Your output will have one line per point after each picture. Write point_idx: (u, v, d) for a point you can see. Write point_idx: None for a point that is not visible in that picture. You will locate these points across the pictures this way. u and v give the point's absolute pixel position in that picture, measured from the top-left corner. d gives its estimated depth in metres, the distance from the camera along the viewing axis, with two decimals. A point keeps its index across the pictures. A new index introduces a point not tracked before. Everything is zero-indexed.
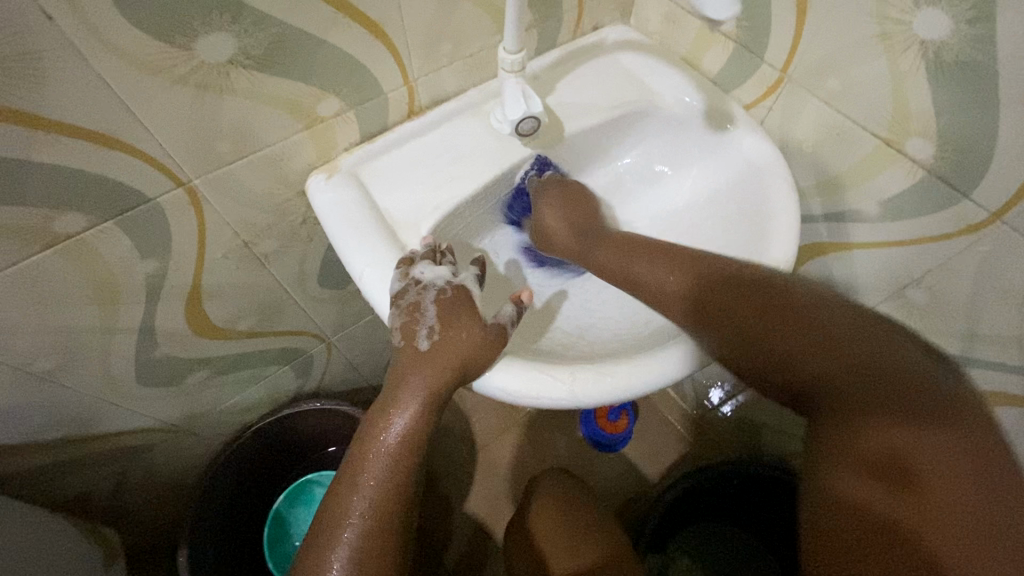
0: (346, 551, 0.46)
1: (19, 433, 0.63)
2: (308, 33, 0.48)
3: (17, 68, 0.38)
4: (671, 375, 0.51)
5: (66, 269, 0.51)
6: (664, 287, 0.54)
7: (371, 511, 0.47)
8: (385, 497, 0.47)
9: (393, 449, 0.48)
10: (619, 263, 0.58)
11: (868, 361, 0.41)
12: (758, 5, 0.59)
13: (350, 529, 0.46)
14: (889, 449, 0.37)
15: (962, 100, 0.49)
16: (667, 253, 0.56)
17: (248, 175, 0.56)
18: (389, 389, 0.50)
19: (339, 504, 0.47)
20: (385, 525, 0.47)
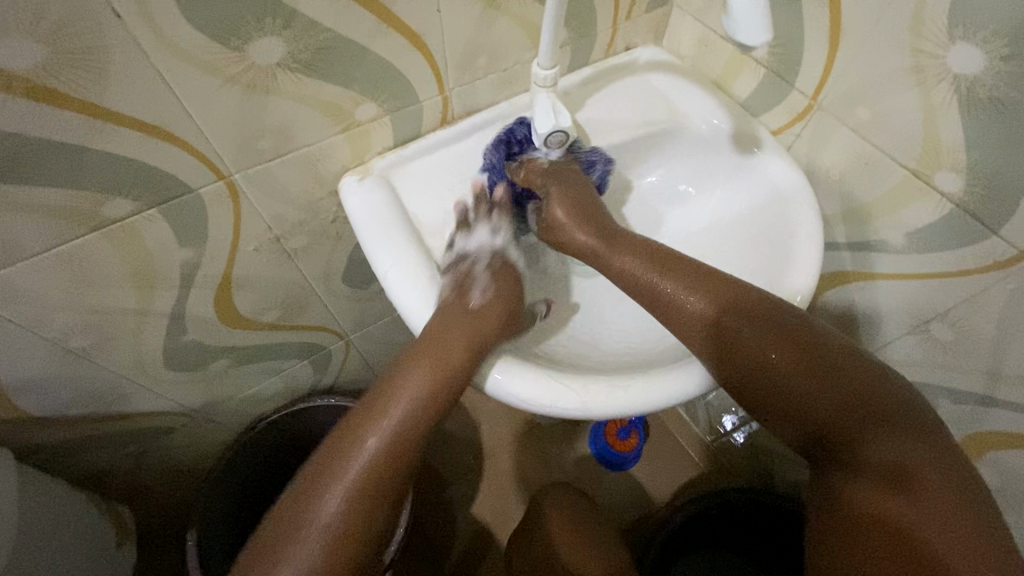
0: (349, 479, 0.47)
1: (50, 406, 0.66)
2: (353, 41, 0.50)
3: (84, 61, 0.41)
4: (684, 394, 0.51)
5: (110, 252, 0.54)
6: (688, 311, 0.51)
7: (382, 450, 0.48)
8: (399, 439, 0.48)
9: (420, 396, 0.49)
10: (632, 273, 0.55)
11: (873, 388, 0.44)
12: (792, 33, 0.60)
13: (359, 460, 0.48)
14: (896, 463, 0.42)
15: (994, 136, 0.49)
16: (674, 268, 0.53)
17: (286, 172, 0.58)
18: (433, 336, 0.51)
19: (355, 435, 0.49)
20: (391, 466, 0.48)
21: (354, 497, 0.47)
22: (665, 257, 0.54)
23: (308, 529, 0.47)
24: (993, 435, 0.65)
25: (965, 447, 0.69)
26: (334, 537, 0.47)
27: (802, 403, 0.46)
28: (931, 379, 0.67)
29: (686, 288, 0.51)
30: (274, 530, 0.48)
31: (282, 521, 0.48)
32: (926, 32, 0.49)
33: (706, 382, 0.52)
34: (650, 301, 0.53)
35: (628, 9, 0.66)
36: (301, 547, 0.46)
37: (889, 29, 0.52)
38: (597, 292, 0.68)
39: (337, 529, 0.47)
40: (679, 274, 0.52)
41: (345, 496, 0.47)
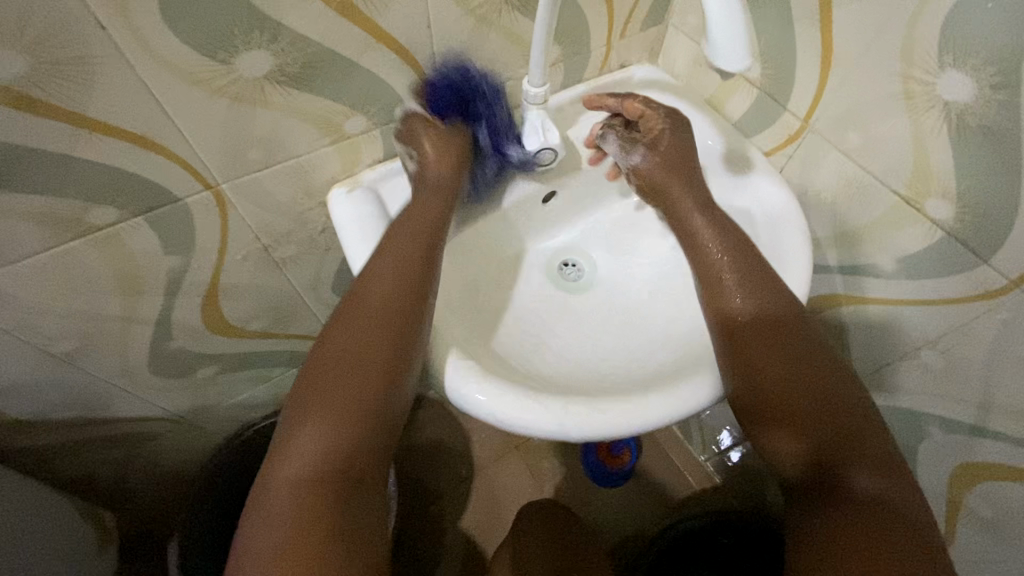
0: (375, 316, 0.48)
1: (33, 410, 0.66)
2: (341, 55, 0.51)
3: (68, 71, 0.41)
4: (665, 418, 0.51)
5: (94, 258, 0.54)
6: (734, 302, 0.52)
7: (400, 284, 0.50)
8: (412, 273, 0.50)
9: (424, 237, 0.53)
10: (706, 255, 0.56)
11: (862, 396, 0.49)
12: (784, 55, 0.60)
13: (378, 299, 0.49)
14: (882, 455, 0.45)
15: (985, 164, 0.48)
16: (738, 257, 0.54)
17: (274, 183, 0.58)
18: (415, 208, 0.55)
19: (369, 283, 0.50)
20: (410, 299, 0.49)
21: (383, 329, 0.47)
22: (743, 248, 0.55)
23: (340, 367, 0.45)
24: (983, 466, 0.64)
25: (957, 476, 0.68)
26: (371, 371, 0.45)
27: (810, 395, 0.48)
28: (923, 406, 0.66)
29: (741, 281, 0.53)
30: (306, 386, 0.45)
31: (313, 374, 0.46)
32: (917, 58, 0.49)
33: (689, 407, 0.51)
34: (705, 285, 0.55)
35: (622, 27, 0.66)
36: (339, 384, 0.45)
37: (880, 54, 0.52)
38: (586, 310, 0.67)
39: (370, 363, 0.46)
40: (738, 262, 0.54)
41: (357, 317, 0.48)
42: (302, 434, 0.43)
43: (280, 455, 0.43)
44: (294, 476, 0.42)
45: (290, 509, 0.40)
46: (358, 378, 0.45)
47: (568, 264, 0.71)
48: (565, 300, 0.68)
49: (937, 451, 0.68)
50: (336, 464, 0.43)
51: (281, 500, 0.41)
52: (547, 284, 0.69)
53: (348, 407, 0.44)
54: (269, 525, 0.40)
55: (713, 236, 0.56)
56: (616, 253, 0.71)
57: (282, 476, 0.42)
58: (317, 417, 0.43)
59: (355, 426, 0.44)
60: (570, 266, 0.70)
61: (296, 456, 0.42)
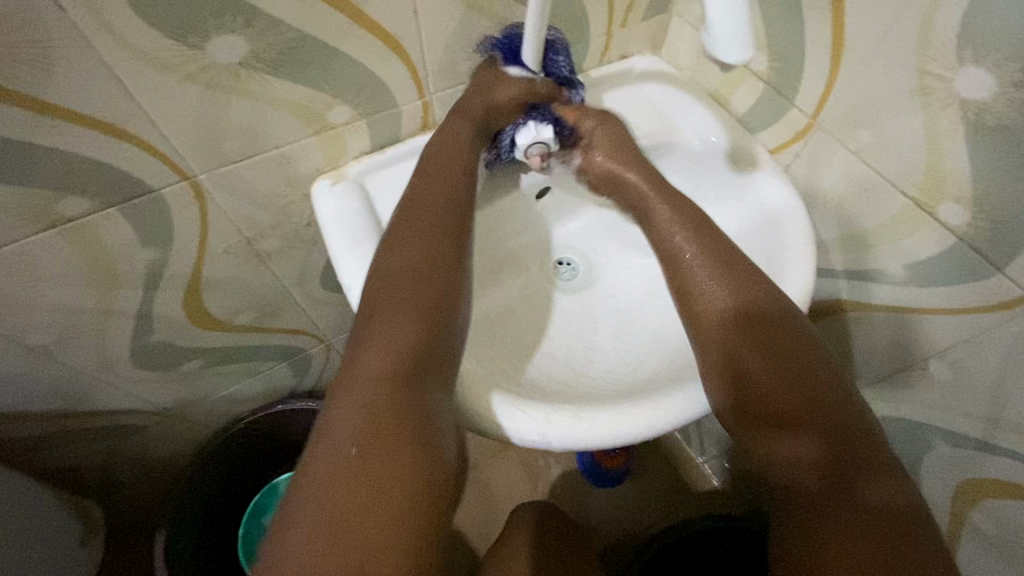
0: (434, 235, 0.48)
1: (13, 402, 0.64)
2: (321, 42, 0.48)
3: (28, 55, 0.39)
4: (653, 430, 0.48)
5: (66, 250, 0.52)
6: (706, 295, 0.50)
7: (453, 208, 0.51)
8: (461, 200, 0.51)
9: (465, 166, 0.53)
10: (670, 240, 0.53)
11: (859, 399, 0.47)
12: (792, 47, 0.56)
13: (436, 220, 0.49)
14: (882, 455, 0.45)
15: (1002, 168, 0.45)
16: (707, 241, 0.51)
17: (254, 175, 0.56)
18: (441, 150, 0.53)
19: (416, 208, 0.50)
20: (460, 221, 0.50)
21: (444, 245, 0.48)
22: (709, 228, 0.52)
23: (409, 277, 0.46)
24: (989, 483, 0.61)
25: (960, 493, 0.65)
26: (438, 281, 0.46)
27: (807, 396, 0.46)
28: (929, 418, 0.64)
29: (709, 271, 0.50)
30: (370, 301, 0.45)
31: (379, 285, 0.46)
32: (933, 51, 0.46)
33: (681, 417, 0.49)
34: (673, 276, 0.52)
35: (623, 15, 0.63)
36: (405, 294, 0.45)
37: (894, 47, 0.48)
38: (580, 311, 0.65)
39: (436, 275, 0.46)
40: (708, 245, 0.51)
41: (413, 249, 0.47)
42: (376, 338, 0.43)
43: (354, 359, 0.43)
44: (375, 374, 0.41)
45: (376, 403, 0.40)
46: (425, 287, 0.46)
47: (563, 263, 0.68)
48: (558, 300, 0.65)
49: (942, 466, 0.66)
50: (416, 364, 0.43)
51: (364, 397, 0.40)
52: (540, 283, 0.66)
53: (422, 312, 0.44)
54: (355, 418, 0.39)
55: (676, 215, 0.53)
56: (612, 252, 0.68)
57: (361, 375, 0.41)
58: (390, 320, 0.44)
59: (428, 331, 0.44)
60: (564, 265, 0.68)
61: (376, 356, 0.42)
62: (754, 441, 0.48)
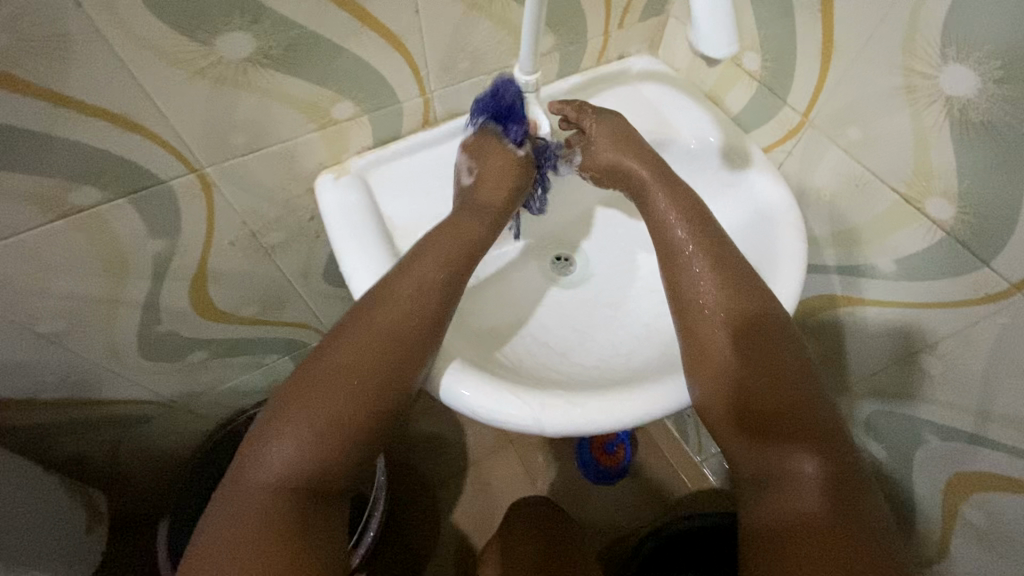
0: (372, 341, 0.46)
1: (23, 389, 0.66)
2: (327, 39, 0.50)
3: (46, 48, 0.41)
4: (639, 418, 0.49)
5: (78, 239, 0.54)
6: (711, 313, 0.50)
7: (415, 307, 0.48)
8: (437, 294, 0.50)
9: (457, 252, 0.52)
10: (670, 232, 0.54)
11: (830, 411, 0.48)
12: (784, 48, 0.58)
13: (385, 327, 0.47)
14: (842, 477, 0.45)
15: (986, 163, 0.46)
16: (726, 270, 0.51)
17: (260, 169, 0.58)
18: (455, 219, 0.54)
19: (393, 284, 0.49)
20: (423, 324, 0.48)
21: (387, 354, 0.46)
22: (728, 258, 0.52)
23: (324, 388, 0.44)
24: (979, 476, 0.62)
25: (952, 486, 0.66)
26: (349, 402, 0.44)
27: (774, 407, 0.47)
28: (920, 412, 0.65)
29: (720, 290, 0.50)
30: (319, 368, 0.45)
31: (300, 383, 0.45)
32: (918, 50, 0.47)
33: (668, 406, 0.50)
34: (666, 268, 0.54)
35: (620, 16, 0.65)
36: (352, 376, 0.45)
37: (882, 47, 0.50)
38: (577, 303, 0.66)
39: (351, 394, 0.45)
40: (731, 283, 0.51)
41: (377, 326, 0.47)
42: (270, 448, 0.42)
43: (249, 459, 0.43)
44: (260, 484, 0.42)
45: (250, 515, 0.40)
46: (337, 405, 0.44)
47: (560, 259, 0.70)
48: (556, 293, 0.67)
49: (934, 460, 0.66)
50: (300, 484, 0.43)
51: (245, 504, 0.41)
52: (537, 278, 0.68)
53: (322, 433, 0.43)
54: (230, 522, 0.40)
55: (676, 209, 0.54)
56: (609, 248, 0.70)
57: (253, 478, 0.42)
58: (290, 431, 0.43)
59: (326, 454, 0.43)
60: (562, 260, 0.70)
61: (265, 467, 0.42)
62: (729, 441, 0.49)
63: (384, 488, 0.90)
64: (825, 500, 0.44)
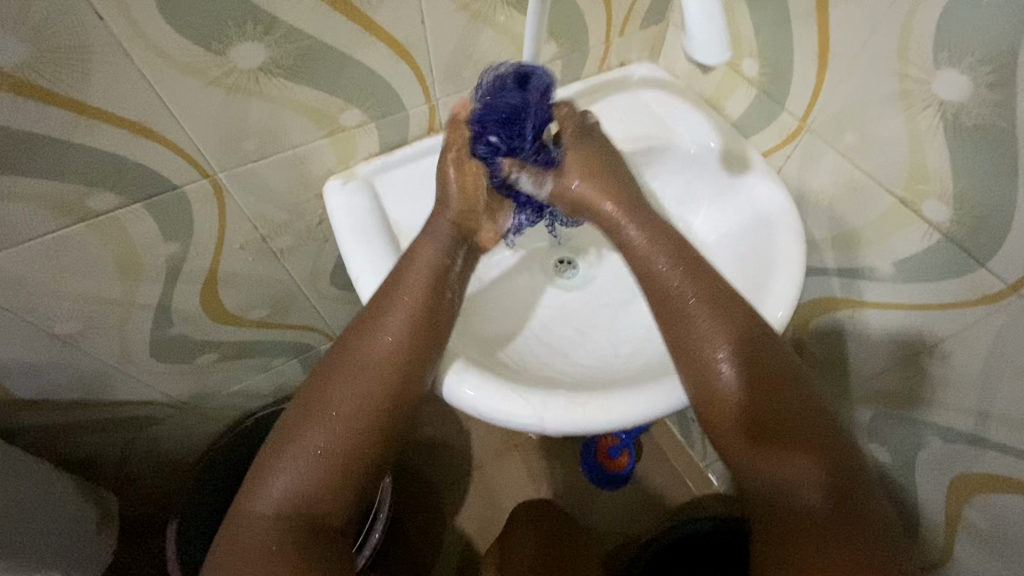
0: (356, 370, 0.47)
1: (39, 389, 0.68)
2: (336, 49, 0.52)
3: (68, 59, 0.42)
4: (634, 420, 0.50)
5: (95, 243, 0.56)
6: (702, 340, 0.49)
7: (398, 331, 0.48)
8: (417, 317, 0.49)
9: (433, 271, 0.50)
10: (652, 262, 0.53)
11: (824, 413, 0.48)
12: (781, 54, 0.59)
13: (368, 355, 0.47)
14: (841, 478, 0.45)
15: (980, 166, 0.47)
16: (714, 294, 0.51)
17: (270, 174, 0.59)
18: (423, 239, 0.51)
19: (374, 312, 0.49)
20: (405, 347, 0.48)
21: (370, 381, 0.47)
22: (716, 282, 0.51)
23: (312, 421, 0.45)
24: (980, 478, 0.62)
25: (954, 488, 0.66)
26: (337, 433, 0.45)
27: (765, 422, 0.47)
28: (922, 414, 0.65)
29: (711, 313, 0.50)
30: (308, 401, 0.47)
31: (293, 415, 0.47)
32: (911, 55, 0.48)
33: (663, 409, 0.51)
34: (653, 296, 0.53)
35: (621, 24, 0.66)
36: (336, 407, 0.46)
37: (876, 53, 0.51)
38: (579, 306, 0.67)
39: (339, 422, 0.45)
40: (718, 308, 0.50)
41: (360, 355, 0.47)
42: (270, 481, 0.44)
43: (250, 494, 0.44)
44: (261, 515, 0.43)
45: (253, 546, 0.42)
46: (327, 434, 0.45)
47: (563, 262, 0.71)
48: (557, 295, 0.68)
49: (936, 462, 0.67)
50: (299, 512, 0.43)
51: (248, 537, 0.42)
52: (540, 281, 0.69)
53: (315, 461, 0.44)
54: (234, 556, 0.42)
55: (658, 241, 0.53)
56: (611, 252, 0.71)
57: (254, 510, 0.44)
58: (286, 462, 0.44)
59: (320, 485, 0.44)
60: (565, 264, 0.70)
61: (266, 497, 0.44)
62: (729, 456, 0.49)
63: (389, 490, 0.90)
64: (827, 501, 0.44)
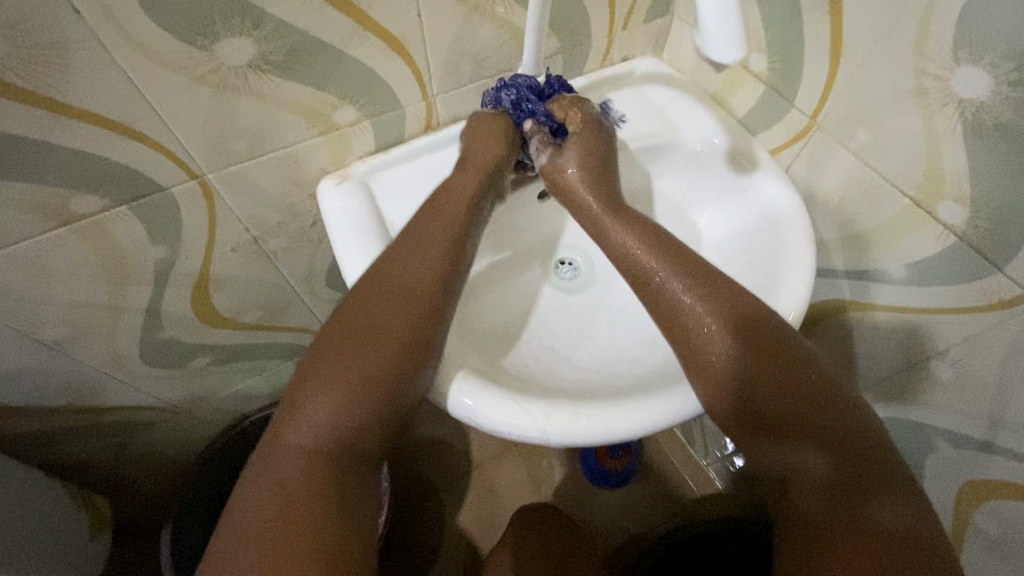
0: (399, 301, 0.46)
1: (25, 396, 0.66)
2: (328, 44, 0.49)
3: (44, 56, 0.40)
4: (637, 431, 0.48)
5: (78, 247, 0.54)
6: (691, 327, 0.48)
7: (437, 259, 0.49)
8: (456, 256, 0.50)
9: (472, 208, 0.52)
10: (631, 253, 0.52)
11: (829, 405, 0.45)
12: (792, 48, 0.57)
13: (408, 282, 0.47)
14: (849, 473, 0.43)
15: (1000, 167, 0.45)
16: (705, 290, 0.48)
17: (261, 174, 0.57)
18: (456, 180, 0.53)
19: (412, 247, 0.49)
20: (444, 282, 0.48)
21: (413, 305, 0.46)
22: None
23: (353, 345, 0.44)
24: (991, 485, 0.61)
25: (963, 494, 0.65)
26: (378, 358, 0.44)
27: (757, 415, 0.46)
28: (932, 419, 0.64)
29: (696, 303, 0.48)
30: (346, 326, 0.45)
31: (327, 344, 0.45)
32: (930, 50, 0.46)
33: (668, 420, 0.49)
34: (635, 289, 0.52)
35: (624, 17, 0.64)
36: (378, 331, 0.45)
37: (893, 48, 0.49)
38: (581, 309, 0.66)
39: (380, 352, 0.44)
40: (711, 304, 0.48)
41: (401, 281, 0.47)
42: (307, 406, 0.42)
43: (285, 420, 0.42)
44: (299, 446, 0.41)
45: (290, 477, 0.40)
46: (372, 356, 0.44)
47: (564, 263, 0.69)
48: (558, 298, 0.66)
49: (946, 468, 0.66)
50: (336, 443, 0.42)
51: (286, 463, 0.41)
52: (540, 283, 0.67)
53: (356, 388, 0.43)
54: (272, 481, 0.40)
55: (635, 233, 0.52)
56: (613, 252, 0.69)
57: (289, 437, 0.42)
58: (323, 390, 0.43)
59: (362, 411, 0.43)
60: (566, 264, 0.68)
61: (304, 422, 0.42)
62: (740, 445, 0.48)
63: (388, 493, 0.89)
64: (828, 503, 0.43)
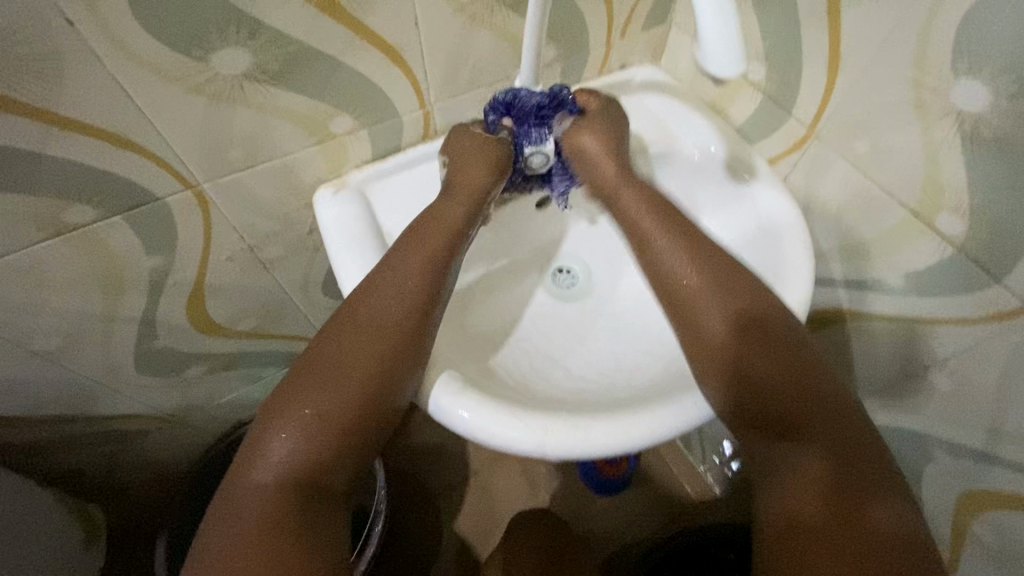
0: (371, 335, 0.46)
1: (18, 406, 0.65)
2: (325, 54, 0.49)
3: (36, 68, 0.40)
4: (633, 445, 0.48)
5: (72, 257, 0.53)
6: (688, 289, 0.49)
7: (410, 289, 0.48)
8: (432, 289, 0.49)
9: (452, 237, 0.52)
10: (636, 219, 0.54)
11: (823, 396, 0.45)
12: (790, 58, 0.57)
13: (380, 312, 0.47)
14: (835, 477, 0.42)
15: (999, 179, 0.45)
16: (705, 255, 0.50)
17: (258, 183, 0.57)
18: (436, 210, 0.53)
19: (387, 279, 0.48)
20: (416, 312, 0.48)
21: (383, 337, 0.46)
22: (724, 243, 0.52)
23: (320, 376, 0.44)
24: (990, 495, 0.61)
25: (962, 503, 0.65)
26: (345, 390, 0.44)
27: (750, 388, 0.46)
28: (931, 428, 0.63)
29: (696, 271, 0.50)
30: (314, 357, 0.45)
31: (295, 378, 0.44)
32: (928, 62, 0.46)
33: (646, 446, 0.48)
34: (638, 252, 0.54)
35: (622, 26, 0.64)
36: (346, 362, 0.45)
37: (891, 59, 0.49)
38: (579, 318, 0.65)
39: (348, 385, 0.44)
40: (707, 270, 0.49)
41: (371, 310, 0.47)
42: (270, 441, 0.42)
43: (249, 454, 0.42)
44: (260, 482, 0.40)
45: (248, 513, 0.39)
46: (339, 390, 0.43)
47: (562, 271, 0.68)
48: (556, 307, 0.66)
49: (944, 476, 0.66)
50: (300, 478, 0.41)
51: (246, 500, 0.40)
52: (539, 292, 0.66)
53: (321, 421, 0.42)
54: (231, 519, 0.39)
55: (640, 201, 0.54)
56: (612, 260, 0.68)
57: (251, 474, 0.41)
58: (291, 424, 0.42)
59: (327, 446, 0.42)
60: (563, 272, 0.68)
61: (266, 459, 0.41)
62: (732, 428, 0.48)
63: (385, 501, 0.89)
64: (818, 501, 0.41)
